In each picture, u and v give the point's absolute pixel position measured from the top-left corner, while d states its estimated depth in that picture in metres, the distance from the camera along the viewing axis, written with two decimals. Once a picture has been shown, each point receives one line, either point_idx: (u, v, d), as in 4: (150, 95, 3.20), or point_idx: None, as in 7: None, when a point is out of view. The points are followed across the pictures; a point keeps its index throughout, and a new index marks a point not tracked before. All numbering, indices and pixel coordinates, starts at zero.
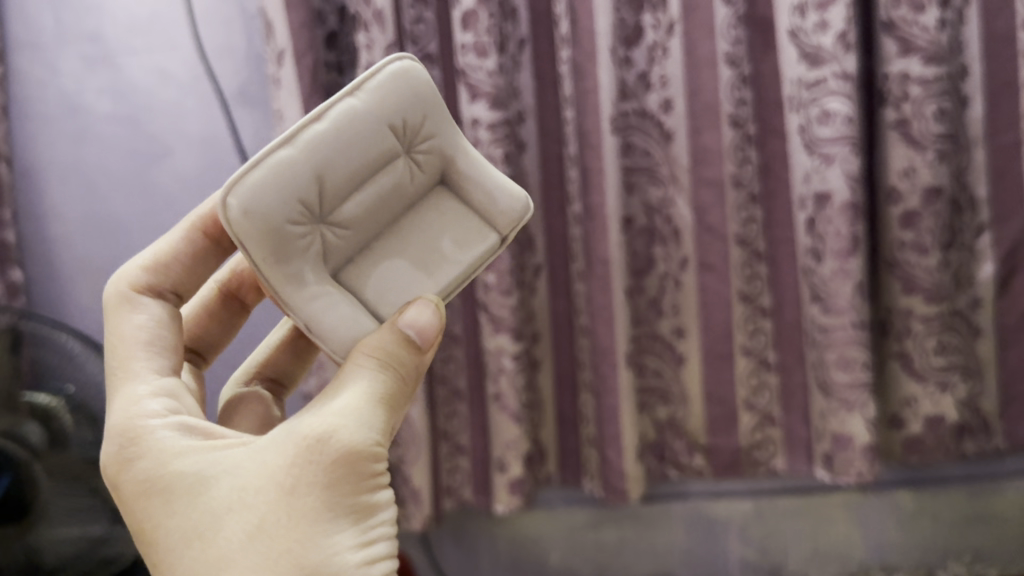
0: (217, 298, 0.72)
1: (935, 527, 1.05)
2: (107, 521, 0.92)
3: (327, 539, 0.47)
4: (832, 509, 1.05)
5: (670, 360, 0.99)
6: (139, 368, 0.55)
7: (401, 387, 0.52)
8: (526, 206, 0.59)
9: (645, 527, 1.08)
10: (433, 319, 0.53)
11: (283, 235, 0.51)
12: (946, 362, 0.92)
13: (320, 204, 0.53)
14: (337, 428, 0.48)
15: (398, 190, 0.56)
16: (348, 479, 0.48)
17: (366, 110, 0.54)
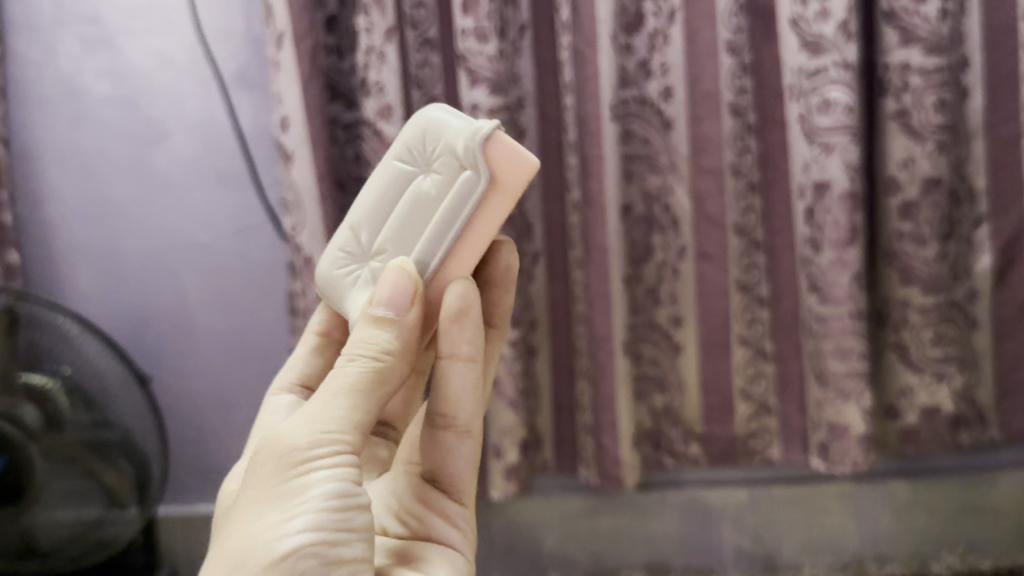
0: (322, 344, 0.75)
1: (928, 517, 1.05)
2: (102, 505, 0.95)
3: (252, 521, 0.49)
4: (826, 497, 1.05)
5: (667, 349, 0.99)
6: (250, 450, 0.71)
7: (380, 360, 0.53)
8: (469, 134, 0.57)
9: (640, 515, 1.08)
10: (394, 284, 0.55)
11: (331, 276, 0.63)
12: (943, 353, 0.92)
13: (360, 246, 0.62)
14: (280, 431, 0.52)
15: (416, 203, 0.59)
16: (282, 465, 0.50)
17: (385, 164, 0.62)
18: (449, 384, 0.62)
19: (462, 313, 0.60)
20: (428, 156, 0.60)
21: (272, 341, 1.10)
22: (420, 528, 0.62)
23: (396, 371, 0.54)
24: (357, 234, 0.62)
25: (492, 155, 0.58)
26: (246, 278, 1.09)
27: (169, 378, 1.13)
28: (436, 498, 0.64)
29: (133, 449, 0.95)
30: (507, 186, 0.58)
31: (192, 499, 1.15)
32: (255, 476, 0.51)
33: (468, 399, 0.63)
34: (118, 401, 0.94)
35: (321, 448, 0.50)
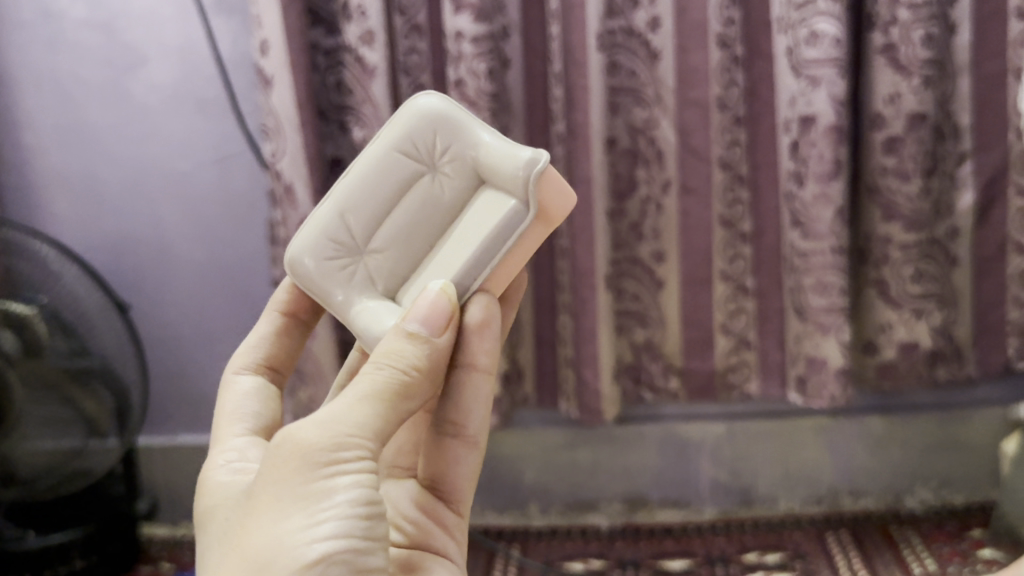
0: (283, 324, 0.69)
1: (903, 453, 1.06)
2: (82, 434, 0.96)
3: (273, 527, 0.45)
4: (801, 431, 1.06)
5: (648, 284, 0.99)
6: (228, 435, 0.60)
7: (409, 377, 0.49)
8: (527, 164, 0.56)
9: (619, 449, 1.09)
10: (434, 305, 0.53)
11: (324, 268, 0.61)
12: (923, 290, 0.93)
13: (353, 236, 0.61)
14: (297, 427, 0.47)
15: (426, 203, 0.61)
16: (300, 467, 0.46)
17: (377, 149, 0.61)
18: (462, 391, 0.58)
19: (484, 326, 0.57)
20: (435, 153, 0.61)
21: (254, 271, 1.09)
22: (419, 537, 0.58)
23: (420, 393, 0.50)
24: (350, 223, 0.61)
25: (545, 190, 0.58)
26: (227, 208, 1.08)
27: (149, 306, 1.12)
28: (435, 506, 0.59)
29: (112, 378, 0.97)
30: (551, 219, 0.59)
31: (171, 431, 1.15)
32: (272, 471, 0.46)
33: (481, 411, 0.59)
34: (97, 329, 0.96)
35: (348, 454, 0.46)
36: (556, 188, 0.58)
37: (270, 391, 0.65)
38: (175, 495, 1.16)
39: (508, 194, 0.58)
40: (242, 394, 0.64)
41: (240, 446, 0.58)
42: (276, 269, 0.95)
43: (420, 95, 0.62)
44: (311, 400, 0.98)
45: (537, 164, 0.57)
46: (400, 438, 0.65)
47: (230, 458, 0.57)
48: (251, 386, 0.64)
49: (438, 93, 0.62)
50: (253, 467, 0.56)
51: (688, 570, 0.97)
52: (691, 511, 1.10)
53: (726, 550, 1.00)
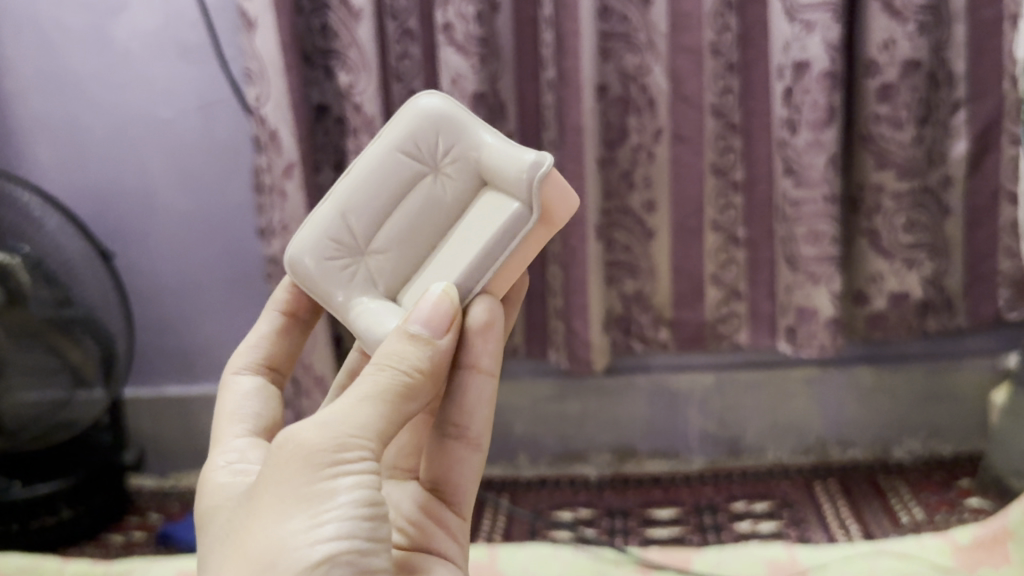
0: (283, 324, 0.65)
1: (891, 403, 1.06)
2: (66, 385, 0.96)
3: (276, 529, 0.43)
4: (790, 382, 1.06)
5: (639, 235, 0.98)
6: (228, 436, 0.58)
7: (411, 378, 0.47)
8: (531, 168, 0.53)
9: (608, 400, 1.09)
10: (435, 307, 0.50)
11: (324, 269, 0.57)
12: (914, 239, 0.93)
13: (354, 237, 0.58)
14: (300, 427, 0.45)
15: (428, 205, 0.58)
16: (302, 467, 0.44)
17: (378, 149, 0.58)
18: (464, 394, 0.54)
19: (488, 327, 0.54)
20: (437, 154, 0.58)
21: (239, 223, 1.08)
22: (420, 539, 0.54)
23: (424, 395, 0.48)
24: (350, 221, 0.57)
25: (548, 190, 0.54)
26: (212, 158, 1.05)
27: (133, 256, 1.10)
28: (437, 509, 0.56)
29: (96, 326, 0.96)
30: (554, 221, 0.55)
31: (159, 381, 1.14)
32: (275, 472, 0.45)
33: (483, 412, 0.55)
34: (80, 278, 0.95)
35: (349, 455, 0.44)
36: (559, 189, 0.54)
37: (271, 395, 0.63)
38: (163, 446, 1.16)
39: (510, 196, 0.55)
40: (243, 398, 0.61)
41: (240, 447, 0.56)
42: (263, 218, 0.94)
43: (422, 95, 0.59)
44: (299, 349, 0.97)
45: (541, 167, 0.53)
46: (402, 438, 0.61)
47: (230, 460, 0.55)
48: (251, 391, 0.62)
49: (440, 94, 0.59)
50: (254, 468, 0.54)
51: (677, 518, 0.98)
52: (680, 461, 1.10)
53: (714, 499, 1.01)
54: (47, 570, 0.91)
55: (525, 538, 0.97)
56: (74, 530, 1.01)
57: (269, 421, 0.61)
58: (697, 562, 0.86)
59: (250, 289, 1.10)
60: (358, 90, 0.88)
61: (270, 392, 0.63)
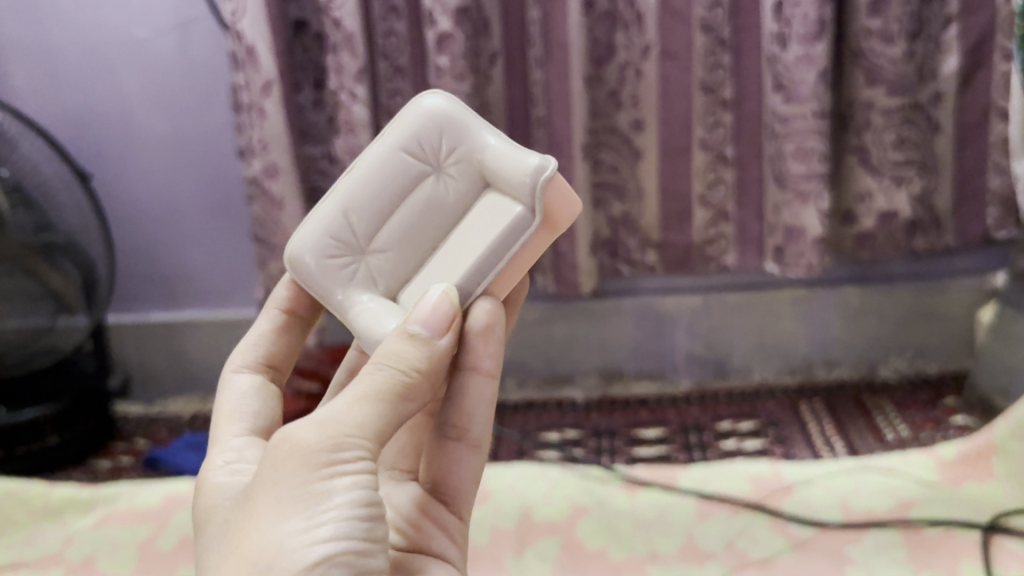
0: (283, 322, 0.62)
1: (878, 321, 1.06)
2: (49, 312, 0.96)
3: (270, 528, 0.40)
4: (777, 304, 1.06)
5: (626, 155, 0.97)
6: (225, 435, 0.54)
7: (409, 379, 0.44)
8: (534, 170, 0.51)
9: (595, 323, 1.08)
10: (436, 306, 0.47)
11: (324, 268, 0.55)
12: (904, 156, 0.92)
13: (355, 233, 0.55)
14: (296, 427, 0.43)
15: (430, 206, 0.55)
16: (299, 465, 0.41)
17: (380, 148, 0.56)
18: (464, 394, 0.51)
19: (489, 331, 0.51)
20: (440, 155, 0.55)
21: (219, 149, 1.04)
22: (419, 539, 0.51)
23: (422, 396, 0.45)
24: (352, 219, 0.55)
25: (551, 195, 0.52)
26: (190, 81, 1.01)
27: (113, 183, 1.06)
28: (435, 509, 0.52)
29: (77, 251, 0.95)
30: (556, 226, 0.53)
31: (142, 308, 1.13)
32: (270, 473, 0.42)
33: (483, 410, 0.52)
34: (60, 204, 0.93)
35: (346, 454, 0.42)
36: (560, 191, 0.52)
37: (270, 395, 0.59)
38: (149, 373, 1.15)
39: (513, 198, 0.53)
40: (241, 397, 0.58)
41: (237, 447, 0.53)
42: (242, 138, 0.91)
43: (426, 96, 0.57)
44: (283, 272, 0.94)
45: (544, 171, 0.51)
46: (399, 440, 0.59)
47: (228, 460, 0.52)
48: (249, 389, 0.58)
49: (444, 95, 0.57)
50: (251, 468, 0.51)
51: (663, 438, 0.99)
52: (666, 382, 1.11)
53: (700, 419, 1.01)
54: (34, 499, 0.90)
55: (513, 458, 0.97)
56: (59, 454, 1.01)
57: (268, 418, 0.57)
58: (682, 480, 0.87)
59: (233, 214, 1.08)
60: (337, 4, 0.86)
61: (270, 390, 0.59)
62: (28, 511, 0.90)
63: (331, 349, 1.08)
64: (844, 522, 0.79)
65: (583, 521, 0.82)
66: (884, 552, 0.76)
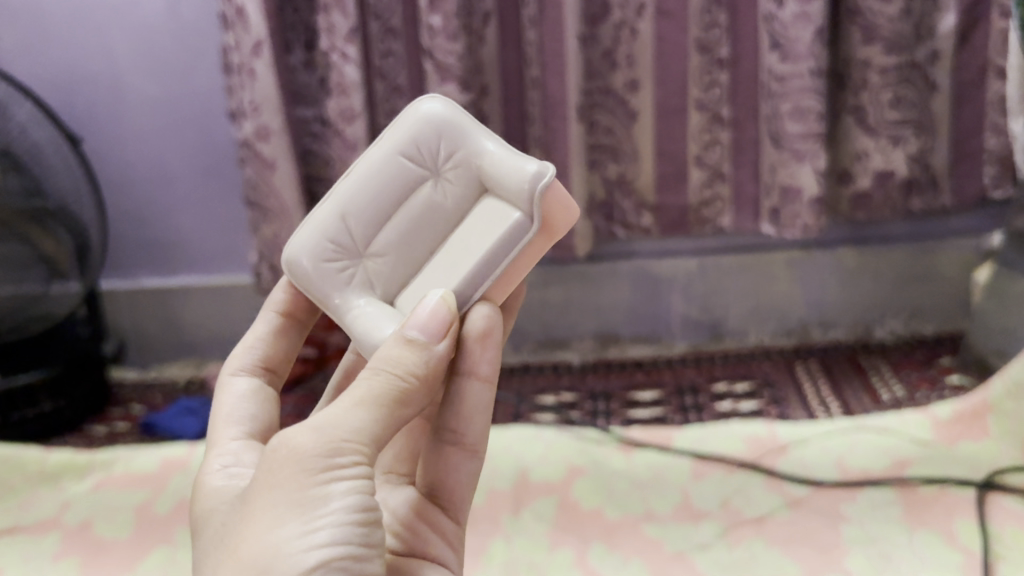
0: (280, 325, 0.62)
1: (873, 283, 1.06)
2: (42, 279, 0.95)
3: (268, 533, 0.41)
4: (773, 265, 1.05)
5: (622, 117, 0.96)
6: (224, 438, 0.54)
7: (406, 384, 0.44)
8: (531, 176, 0.51)
9: (591, 286, 1.08)
10: (434, 311, 0.47)
11: (321, 271, 0.55)
12: (901, 116, 0.91)
13: (354, 236, 0.55)
14: (293, 432, 0.43)
15: (428, 211, 0.55)
16: (296, 470, 0.41)
17: (380, 152, 0.56)
18: (464, 398, 0.51)
19: (487, 335, 0.50)
20: (438, 159, 0.55)
21: (212, 111, 1.03)
22: (415, 544, 0.50)
23: (419, 402, 0.45)
24: (349, 223, 0.55)
25: (549, 201, 0.51)
26: (181, 42, 1.00)
27: (104, 148, 1.05)
28: (433, 514, 0.51)
29: (70, 218, 0.95)
30: (553, 231, 0.52)
31: (135, 272, 1.12)
32: (268, 478, 0.42)
33: (482, 416, 0.51)
34: (53, 170, 0.92)
35: (343, 460, 0.42)
36: (557, 195, 0.52)
37: (267, 398, 0.59)
38: (143, 339, 1.15)
39: (511, 203, 0.52)
40: (238, 400, 0.58)
41: (236, 450, 0.53)
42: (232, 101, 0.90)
43: (425, 101, 0.57)
44: (276, 237, 0.93)
45: (541, 177, 0.51)
46: (397, 445, 0.57)
47: (226, 463, 0.52)
48: (246, 392, 0.58)
49: (443, 98, 0.57)
50: (250, 472, 0.51)
51: (659, 400, 0.99)
52: (662, 345, 1.10)
53: (696, 380, 1.02)
54: (29, 464, 0.90)
55: (509, 420, 0.97)
56: (54, 420, 1.01)
57: (267, 422, 0.57)
58: (678, 440, 0.87)
59: (226, 178, 1.07)
60: None
61: (267, 394, 0.59)
62: (23, 475, 0.89)
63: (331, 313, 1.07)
64: (839, 481, 0.80)
65: (579, 482, 0.83)
66: (880, 511, 0.76)
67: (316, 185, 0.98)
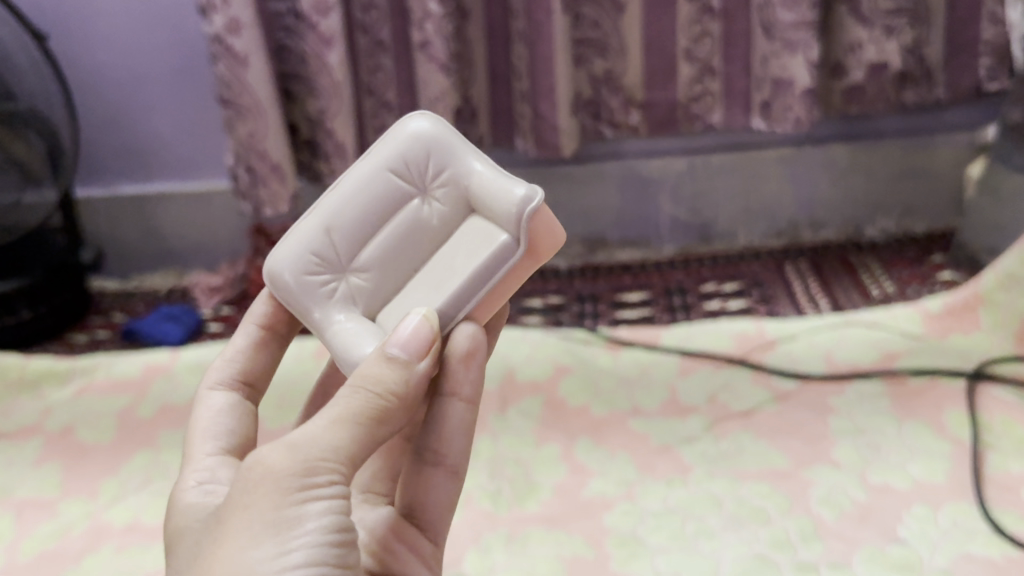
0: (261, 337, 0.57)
1: (866, 181, 1.04)
2: (15, 186, 0.92)
3: (239, 554, 0.37)
4: (763, 163, 1.03)
5: (608, 9, 0.90)
6: (198, 453, 0.49)
7: (385, 403, 0.41)
8: (521, 200, 0.48)
9: (578, 187, 1.05)
10: (416, 330, 0.44)
11: (303, 286, 0.50)
12: (896, 5, 0.88)
13: (337, 248, 0.51)
14: (268, 448, 0.40)
15: (413, 228, 0.51)
16: (273, 484, 0.38)
17: (364, 166, 0.51)
18: (445, 418, 0.48)
19: (471, 355, 0.48)
20: (426, 177, 0.51)
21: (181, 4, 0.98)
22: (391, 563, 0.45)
23: (399, 422, 0.42)
24: (335, 237, 0.50)
25: (538, 225, 0.49)
26: None
27: (71, 50, 1.00)
28: (410, 533, 0.47)
29: (41, 121, 0.92)
30: (540, 255, 0.50)
31: (112, 180, 1.09)
32: (240, 496, 0.39)
33: (462, 436, 0.48)
34: (20, 71, 0.89)
35: (318, 480, 0.39)
36: (544, 221, 0.49)
37: (245, 413, 0.54)
38: (122, 249, 1.13)
39: (496, 224, 0.50)
40: (214, 415, 0.53)
41: (210, 467, 0.48)
42: None
43: (413, 119, 0.53)
44: (251, 137, 0.89)
45: (531, 201, 0.48)
46: (373, 463, 0.53)
47: (201, 479, 0.47)
48: (223, 405, 0.53)
49: (431, 116, 0.53)
50: (225, 490, 0.47)
51: (646, 301, 0.98)
52: (651, 249, 1.09)
53: (684, 282, 1.00)
54: (9, 370, 0.87)
55: None
56: (31, 330, 0.99)
57: (245, 435, 0.52)
58: (666, 339, 0.86)
59: (200, 77, 1.03)
60: None
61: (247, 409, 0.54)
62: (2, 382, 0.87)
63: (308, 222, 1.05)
64: (827, 375, 0.79)
65: (566, 380, 0.81)
66: (868, 403, 0.75)
67: (289, 83, 0.93)
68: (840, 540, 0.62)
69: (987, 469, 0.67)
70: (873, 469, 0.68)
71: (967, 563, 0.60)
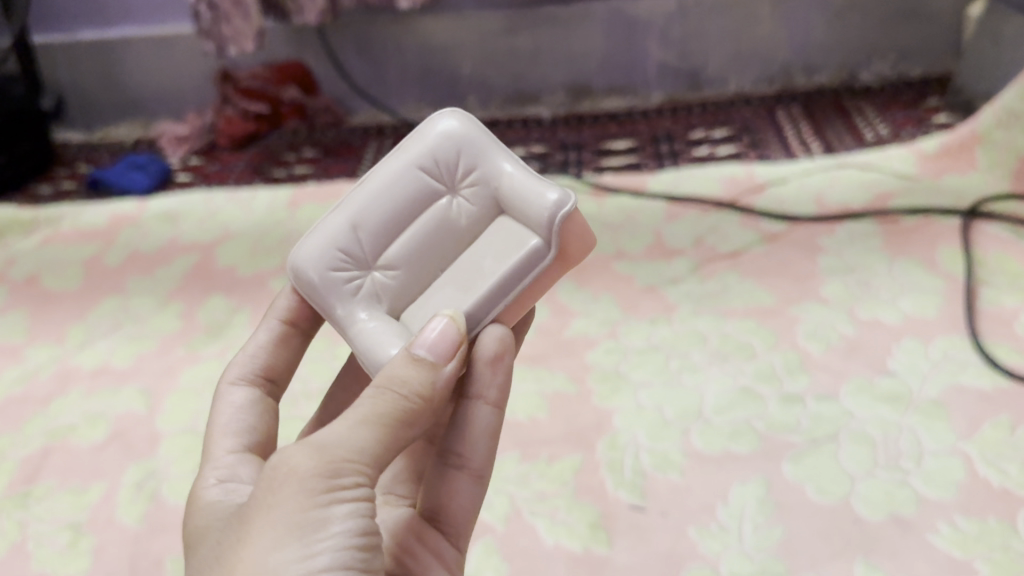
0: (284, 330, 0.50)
1: (863, 22, 0.99)
2: None
3: (260, 557, 0.33)
4: (757, 4, 0.98)
5: None
6: (218, 452, 0.43)
7: (411, 405, 0.36)
8: (552, 204, 0.43)
9: (562, 30, 1.00)
10: (441, 332, 0.39)
11: (326, 284, 0.45)
12: None
13: (362, 243, 0.45)
14: (291, 446, 0.35)
15: (441, 225, 0.45)
16: (299, 481, 0.34)
17: (391, 163, 0.46)
18: (470, 421, 0.43)
19: (500, 357, 0.43)
20: (455, 176, 0.46)
21: None
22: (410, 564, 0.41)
23: (425, 425, 0.38)
24: (361, 235, 0.45)
25: (571, 232, 0.44)
26: None
27: None
28: (431, 534, 0.42)
29: None
30: (571, 261, 0.45)
31: (72, 26, 1.02)
32: (263, 495, 0.35)
33: (487, 441, 0.44)
34: None
35: (344, 481, 0.35)
36: (578, 225, 0.44)
37: (267, 412, 0.47)
38: (87, 97, 1.08)
39: (527, 228, 0.44)
40: (235, 411, 0.46)
41: (230, 463, 0.42)
42: None
43: (441, 114, 0.47)
44: None
45: (564, 206, 0.43)
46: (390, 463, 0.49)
47: (221, 477, 0.41)
48: (244, 402, 0.46)
49: (461, 113, 0.48)
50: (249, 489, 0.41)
51: (632, 148, 0.94)
52: (639, 98, 1.05)
53: (672, 129, 0.97)
54: None
55: None
56: None
57: (266, 433, 0.46)
58: (652, 184, 0.83)
59: None
60: None
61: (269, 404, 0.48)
62: None
63: (278, 65, 1.00)
64: (818, 215, 0.76)
65: None
66: (859, 243, 0.73)
67: None
68: (828, 373, 0.61)
69: (980, 304, 0.65)
70: (863, 305, 0.66)
71: (958, 393, 0.58)
